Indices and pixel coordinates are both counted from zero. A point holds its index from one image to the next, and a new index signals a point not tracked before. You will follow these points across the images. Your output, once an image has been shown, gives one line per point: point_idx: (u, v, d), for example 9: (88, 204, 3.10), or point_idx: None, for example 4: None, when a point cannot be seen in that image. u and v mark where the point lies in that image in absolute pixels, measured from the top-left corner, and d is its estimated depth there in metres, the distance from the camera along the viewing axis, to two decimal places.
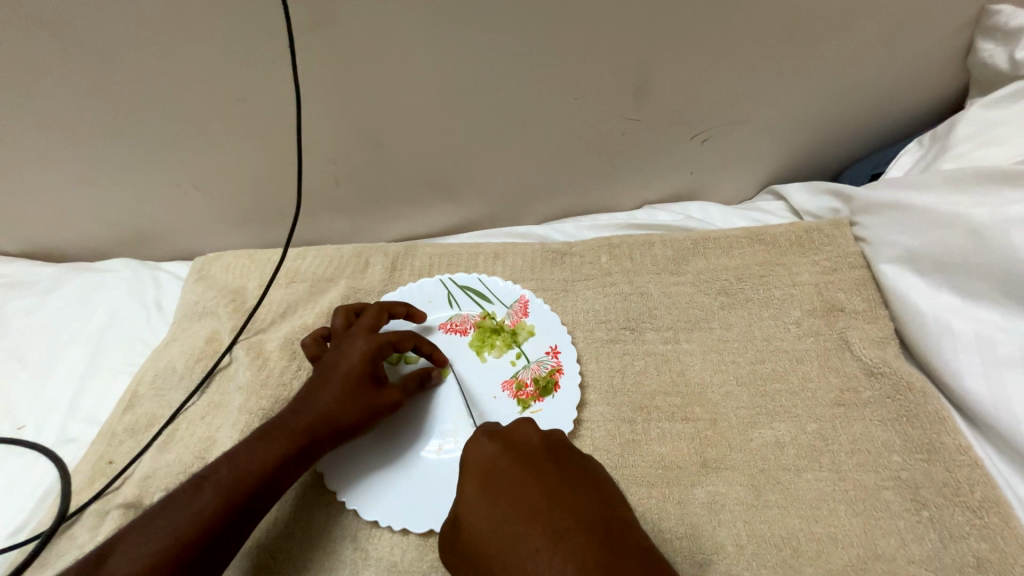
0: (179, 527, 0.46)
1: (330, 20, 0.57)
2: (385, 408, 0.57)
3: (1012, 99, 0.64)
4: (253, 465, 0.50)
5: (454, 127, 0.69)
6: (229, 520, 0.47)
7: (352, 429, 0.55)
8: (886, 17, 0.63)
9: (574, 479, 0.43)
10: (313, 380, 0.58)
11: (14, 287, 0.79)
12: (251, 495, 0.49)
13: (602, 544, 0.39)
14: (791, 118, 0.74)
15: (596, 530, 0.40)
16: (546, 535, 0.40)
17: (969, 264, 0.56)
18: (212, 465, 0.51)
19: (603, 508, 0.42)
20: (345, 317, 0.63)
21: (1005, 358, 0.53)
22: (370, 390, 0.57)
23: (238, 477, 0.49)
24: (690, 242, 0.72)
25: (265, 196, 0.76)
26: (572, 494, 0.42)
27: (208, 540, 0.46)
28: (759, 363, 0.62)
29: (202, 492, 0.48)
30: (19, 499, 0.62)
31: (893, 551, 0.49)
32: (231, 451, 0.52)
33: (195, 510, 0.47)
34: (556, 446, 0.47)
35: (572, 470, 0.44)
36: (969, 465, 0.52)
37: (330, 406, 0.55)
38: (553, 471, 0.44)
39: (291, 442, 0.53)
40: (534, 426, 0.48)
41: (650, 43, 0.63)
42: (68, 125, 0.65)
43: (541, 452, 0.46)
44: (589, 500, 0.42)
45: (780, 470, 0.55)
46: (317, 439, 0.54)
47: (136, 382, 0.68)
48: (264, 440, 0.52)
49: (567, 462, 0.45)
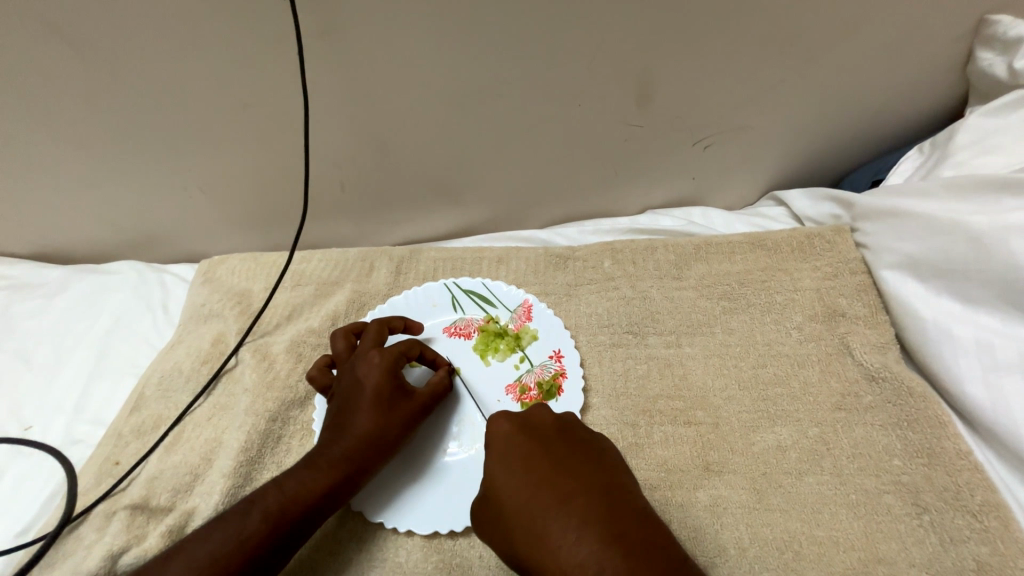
0: (228, 551, 0.47)
1: (337, 28, 0.58)
2: (417, 413, 0.58)
3: (1009, 108, 0.65)
4: (301, 490, 0.51)
5: (458, 132, 0.70)
6: (273, 544, 0.48)
7: (396, 443, 0.56)
8: (885, 25, 0.64)
9: (580, 451, 0.47)
10: (339, 408, 0.57)
11: (21, 289, 0.80)
12: (299, 520, 0.50)
13: (603, 503, 0.43)
14: (791, 125, 0.74)
15: (598, 491, 0.43)
16: (552, 494, 0.43)
17: (970, 271, 0.57)
18: (259, 489, 0.51)
19: (604, 472, 0.45)
20: (345, 341, 0.63)
21: (1004, 364, 0.53)
22: (400, 402, 0.57)
23: (284, 502, 0.50)
24: (692, 247, 0.72)
25: (271, 199, 0.76)
26: (578, 463, 0.46)
27: (250, 565, 0.47)
28: (761, 367, 0.62)
29: (250, 517, 0.49)
30: (26, 500, 0.63)
31: (894, 555, 0.50)
32: (280, 476, 0.52)
33: (239, 531, 0.48)
34: (567, 426, 0.49)
35: (579, 444, 0.47)
36: (969, 470, 0.53)
37: (369, 427, 0.55)
38: (561, 446, 0.47)
39: (336, 468, 0.53)
40: (546, 411, 0.51)
41: (653, 51, 0.64)
42: (79, 129, 0.66)
43: (552, 431, 0.49)
44: (594, 468, 0.45)
45: (782, 473, 0.55)
46: (362, 460, 0.54)
47: (142, 383, 0.68)
48: (310, 467, 0.53)
49: (576, 438, 0.48)
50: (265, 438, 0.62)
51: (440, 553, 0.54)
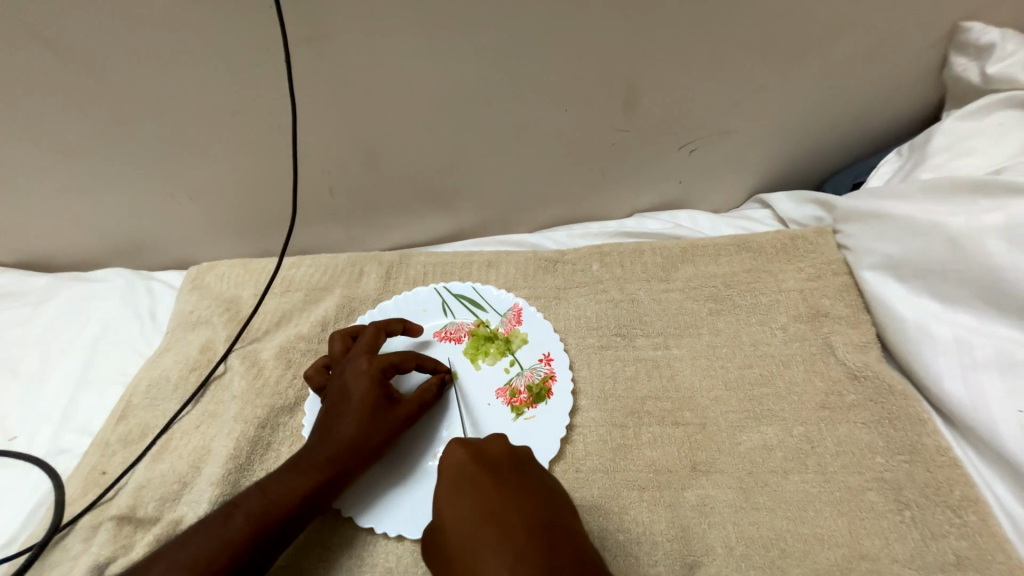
0: (210, 555, 0.47)
1: (324, 36, 0.58)
2: (403, 423, 0.58)
3: (983, 112, 0.67)
4: (283, 494, 0.51)
5: (446, 138, 0.70)
6: (255, 549, 0.49)
7: (377, 452, 0.56)
8: (864, 32, 0.66)
9: (527, 488, 0.47)
10: (327, 411, 0.57)
11: (6, 298, 0.79)
12: (280, 523, 0.50)
13: (541, 541, 0.42)
14: (775, 129, 0.76)
15: (538, 529, 0.43)
16: (493, 529, 0.43)
17: (947, 271, 0.59)
18: (243, 492, 0.52)
19: (547, 512, 0.45)
20: (342, 342, 0.63)
21: (981, 361, 0.55)
22: (387, 412, 0.57)
23: (267, 505, 0.51)
24: (679, 249, 0.73)
25: (259, 205, 0.76)
26: (523, 500, 0.45)
27: (234, 568, 0.47)
28: (747, 368, 0.63)
29: (233, 520, 0.49)
30: (11, 510, 0.62)
31: (877, 551, 0.51)
32: (261, 479, 0.53)
33: (222, 535, 0.48)
34: (521, 462, 0.50)
35: (528, 481, 0.48)
36: (949, 466, 0.54)
37: (352, 434, 0.55)
38: (511, 480, 0.47)
39: (317, 473, 0.53)
40: (504, 441, 0.51)
41: (637, 58, 0.65)
42: (65, 137, 0.66)
43: (503, 464, 0.49)
44: (539, 505, 0.45)
45: (767, 472, 0.56)
46: (343, 466, 0.54)
47: (130, 392, 0.68)
48: (293, 470, 0.53)
49: (527, 475, 0.48)
50: (253, 445, 0.62)
51: None
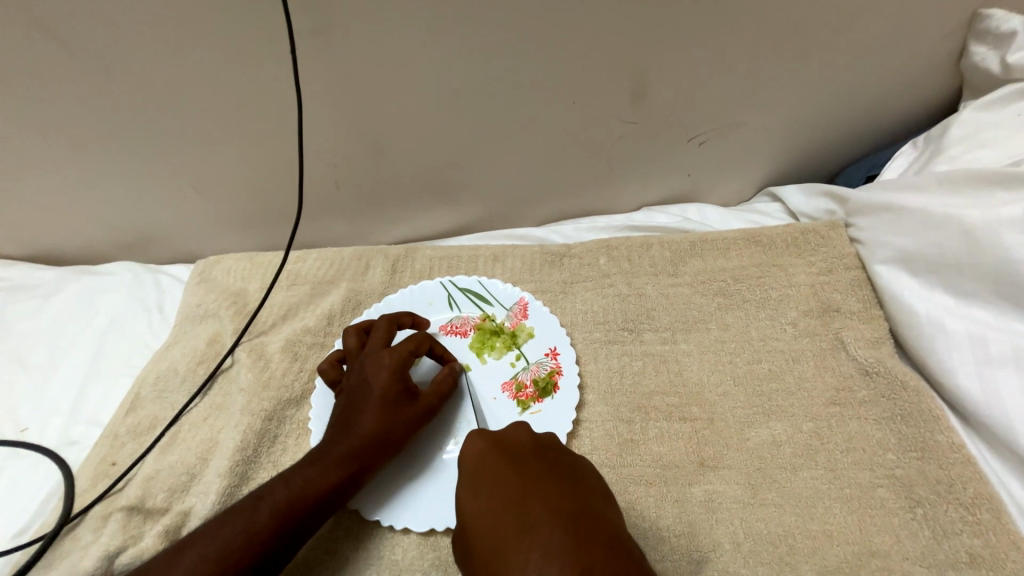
0: (237, 546, 0.47)
1: (330, 27, 0.58)
2: (425, 415, 0.58)
3: (1001, 103, 0.66)
4: (305, 487, 0.52)
5: (453, 130, 0.70)
6: (278, 542, 0.49)
7: (400, 445, 0.56)
8: (879, 20, 0.64)
9: (551, 473, 0.44)
10: (346, 405, 0.57)
11: (17, 290, 0.80)
12: (305, 517, 0.51)
13: (571, 528, 0.39)
14: (785, 121, 0.74)
15: (563, 516, 0.39)
16: (517, 508, 0.41)
17: (962, 264, 0.57)
18: (268, 484, 0.52)
19: (575, 492, 0.43)
20: (357, 338, 0.62)
21: (997, 357, 0.54)
22: (406, 406, 0.57)
23: (293, 498, 0.51)
24: (687, 243, 0.72)
25: (265, 199, 0.76)
26: (548, 482, 0.43)
27: (257, 560, 0.47)
28: (756, 363, 0.62)
29: (258, 511, 0.49)
30: (22, 501, 0.63)
31: (888, 548, 0.50)
32: (284, 472, 0.53)
33: (248, 525, 0.48)
34: (545, 450, 0.47)
35: (554, 464, 0.46)
36: (962, 463, 0.53)
37: (374, 428, 0.55)
38: (534, 463, 0.45)
39: (341, 467, 0.53)
40: (526, 430, 0.49)
41: (647, 48, 0.64)
42: (73, 130, 0.66)
43: (526, 450, 0.47)
44: (565, 484, 0.43)
45: (776, 468, 0.55)
46: (367, 460, 0.54)
47: (139, 383, 0.69)
48: (316, 464, 0.53)
49: (551, 462, 0.46)
50: (260, 437, 0.62)
51: (436, 551, 0.54)
